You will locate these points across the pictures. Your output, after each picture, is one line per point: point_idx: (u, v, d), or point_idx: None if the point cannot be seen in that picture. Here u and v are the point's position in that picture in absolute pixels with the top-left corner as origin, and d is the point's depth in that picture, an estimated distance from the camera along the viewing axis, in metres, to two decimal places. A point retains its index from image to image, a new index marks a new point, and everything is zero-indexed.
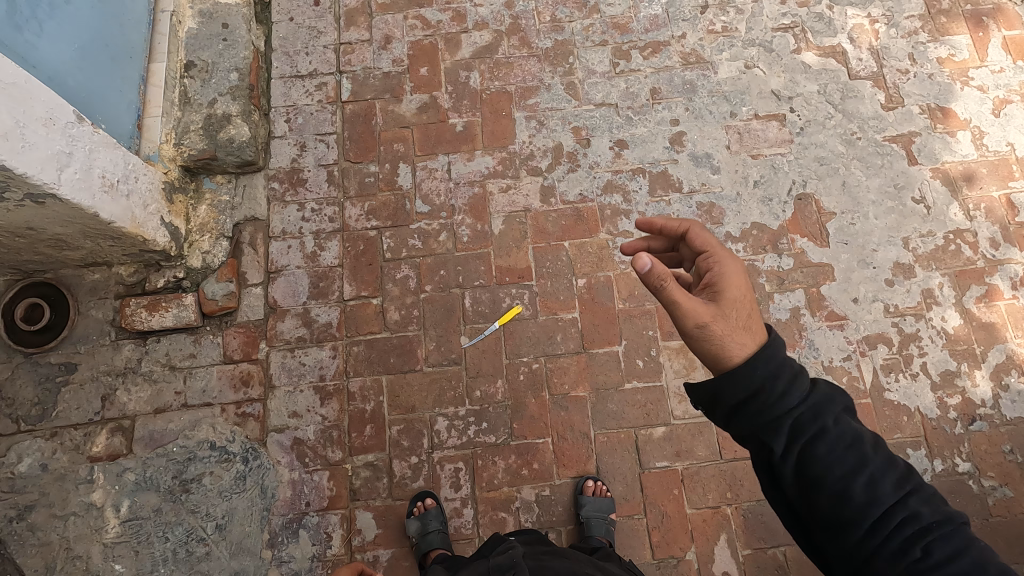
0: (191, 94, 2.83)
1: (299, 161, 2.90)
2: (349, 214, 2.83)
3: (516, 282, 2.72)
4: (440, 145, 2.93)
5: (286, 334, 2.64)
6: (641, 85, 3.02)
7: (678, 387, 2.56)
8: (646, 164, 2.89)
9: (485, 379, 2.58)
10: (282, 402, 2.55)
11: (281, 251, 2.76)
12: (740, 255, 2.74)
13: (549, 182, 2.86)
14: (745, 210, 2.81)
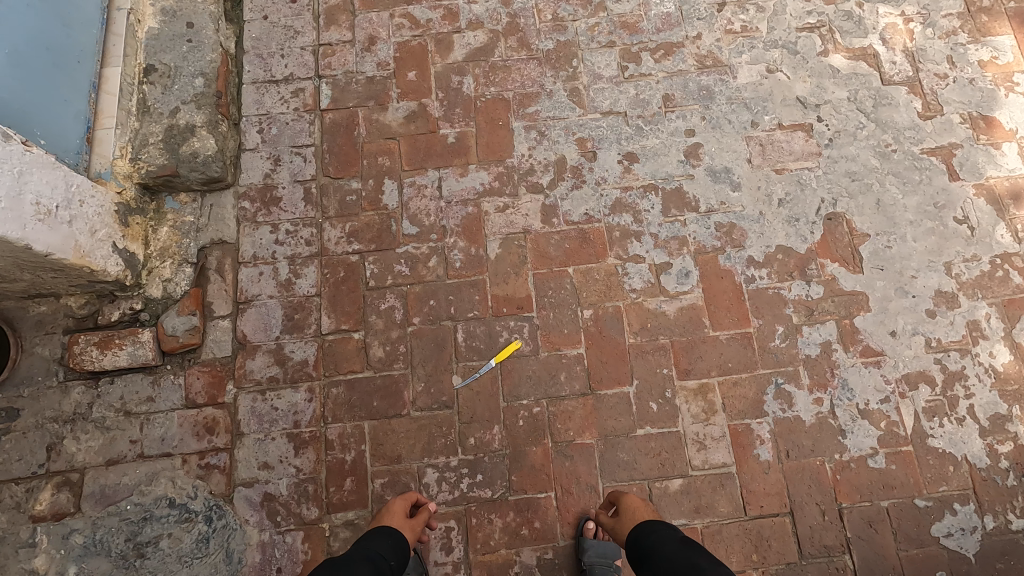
0: (151, 102, 2.53)
1: (272, 176, 2.60)
2: (328, 236, 2.54)
3: (514, 313, 2.43)
4: (430, 159, 2.64)
5: (256, 373, 2.35)
6: (652, 91, 2.73)
7: (697, 434, 2.29)
8: (659, 179, 2.60)
9: (479, 424, 2.30)
10: (250, 453, 2.26)
11: (251, 278, 2.47)
12: (763, 283, 2.46)
13: (552, 200, 2.58)
14: (769, 231, 2.53)
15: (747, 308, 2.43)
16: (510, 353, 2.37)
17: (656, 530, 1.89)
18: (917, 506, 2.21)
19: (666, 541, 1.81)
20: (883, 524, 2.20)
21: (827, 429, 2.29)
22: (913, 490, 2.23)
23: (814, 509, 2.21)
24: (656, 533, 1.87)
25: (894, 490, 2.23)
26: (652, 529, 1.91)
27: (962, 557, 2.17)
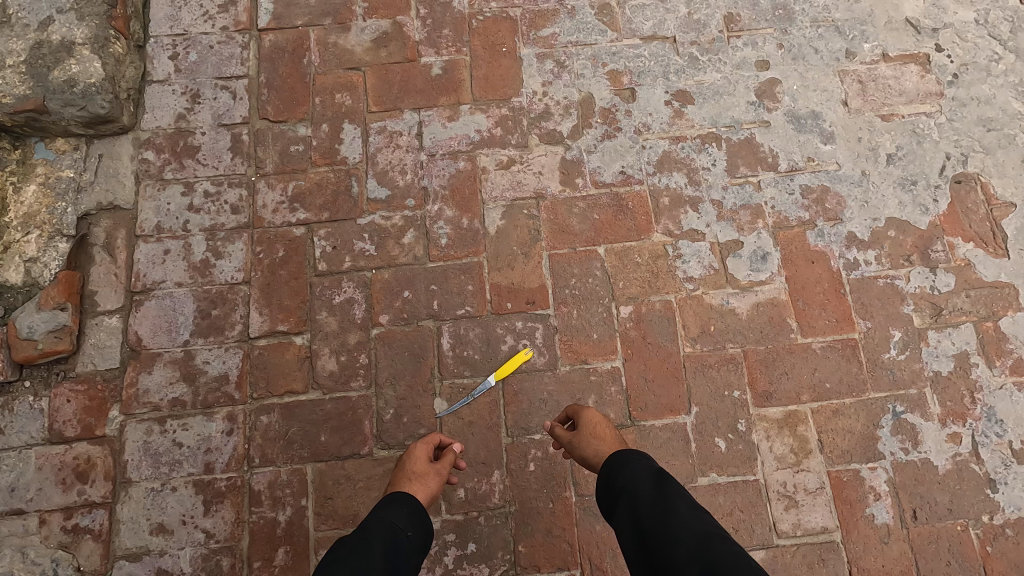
0: (12, 9, 1.79)
1: (188, 118, 1.88)
2: (263, 201, 1.82)
3: (523, 310, 1.73)
4: (407, 97, 1.92)
5: (153, 394, 1.64)
6: (710, 9, 2.01)
7: (783, 485, 1.60)
8: (722, 127, 1.89)
9: (472, 470, 1.60)
10: (140, 510, 1.56)
11: (153, 259, 1.76)
12: (871, 270, 1.76)
13: (574, 153, 1.86)
14: (875, 199, 1.82)
15: (850, 306, 1.73)
16: (515, 365, 1.66)
17: (624, 462, 1.29)
18: None
19: (645, 480, 1.23)
20: None
21: (969, 479, 1.60)
22: None
23: None
24: (625, 464, 1.28)
25: None
26: (621, 458, 1.31)
27: None
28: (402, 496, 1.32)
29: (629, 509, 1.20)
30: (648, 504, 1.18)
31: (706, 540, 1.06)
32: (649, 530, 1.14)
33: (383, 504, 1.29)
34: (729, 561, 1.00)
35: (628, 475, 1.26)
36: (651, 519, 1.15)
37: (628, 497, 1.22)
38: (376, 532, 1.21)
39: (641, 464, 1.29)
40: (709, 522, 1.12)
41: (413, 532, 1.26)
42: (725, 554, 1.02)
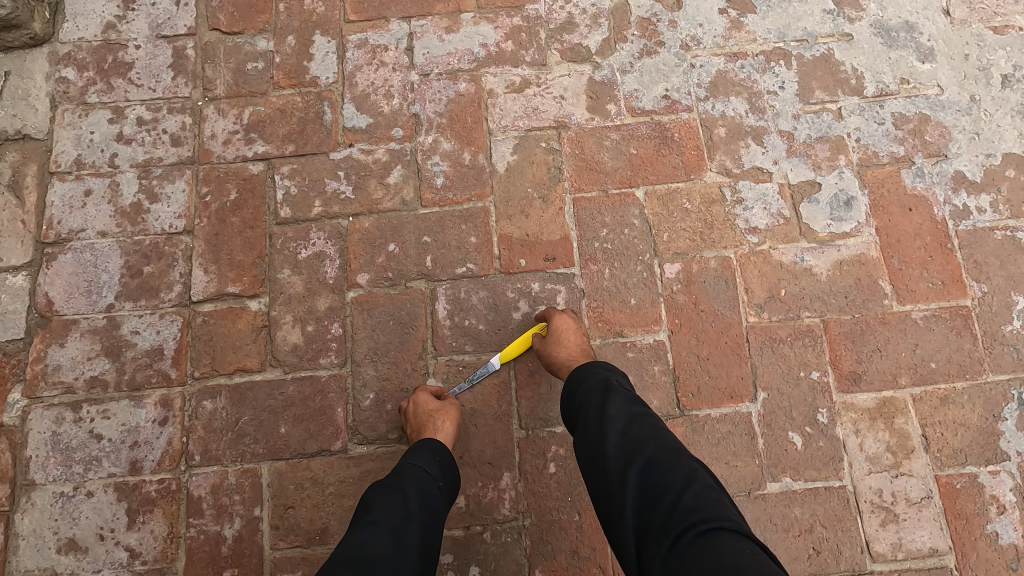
0: None
1: (118, 27, 1.49)
2: (211, 131, 1.44)
3: (540, 268, 1.35)
4: (394, 3, 1.52)
5: (66, 372, 1.28)
6: None
7: (878, 494, 1.23)
8: (793, 41, 1.50)
9: (475, 472, 1.24)
10: (45, 521, 1.21)
11: (70, 203, 1.38)
12: (986, 220, 1.38)
13: (605, 73, 1.47)
14: (988, 129, 1.44)
15: (960, 264, 1.35)
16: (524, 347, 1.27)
17: (579, 374, 1.10)
18: None
19: (596, 395, 1.05)
20: None
21: None
22: None
23: None
24: (577, 377, 1.10)
25: None
26: (578, 371, 1.12)
27: None
28: (433, 439, 1.13)
29: (579, 425, 1.03)
30: (595, 416, 1.02)
31: (652, 450, 0.93)
32: (592, 444, 0.99)
33: (413, 448, 1.10)
34: (674, 470, 0.89)
35: (580, 393, 1.08)
36: (598, 434, 0.99)
37: (580, 419, 1.04)
38: (410, 476, 1.04)
39: (594, 374, 1.09)
40: (656, 428, 0.98)
41: (444, 483, 1.09)
42: (672, 468, 0.89)
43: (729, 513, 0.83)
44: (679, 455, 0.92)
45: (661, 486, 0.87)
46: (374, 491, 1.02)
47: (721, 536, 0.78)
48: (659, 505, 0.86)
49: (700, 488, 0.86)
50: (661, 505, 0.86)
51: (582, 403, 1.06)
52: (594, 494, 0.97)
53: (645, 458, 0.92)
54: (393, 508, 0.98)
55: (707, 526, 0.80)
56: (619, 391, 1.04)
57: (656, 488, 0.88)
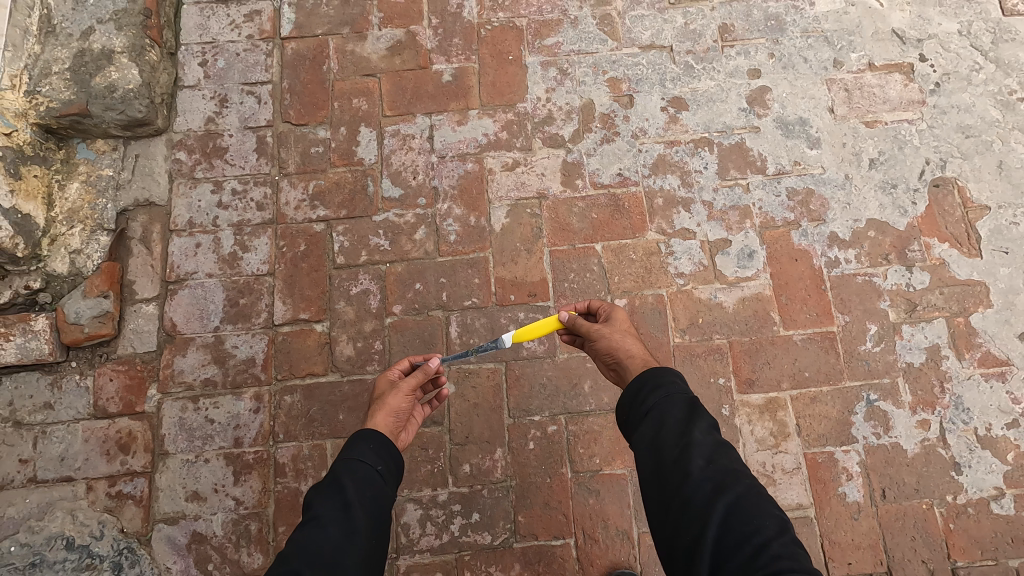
0: (57, 20, 1.94)
1: (217, 120, 2.03)
2: (286, 199, 1.97)
3: (525, 302, 1.87)
4: (420, 102, 2.05)
5: (188, 375, 1.80)
6: (705, 21, 2.12)
7: (762, 465, 1.74)
8: (715, 132, 2.01)
9: (477, 447, 1.75)
10: (176, 479, 1.72)
11: (186, 251, 1.91)
12: (851, 268, 1.88)
13: (575, 156, 1.99)
14: (857, 200, 1.94)
15: (829, 300, 1.86)
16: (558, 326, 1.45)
17: (661, 386, 1.18)
18: None
19: (676, 410, 1.14)
20: None
21: (936, 462, 1.74)
22: None
23: (919, 568, 1.67)
24: (660, 384, 1.18)
25: None
26: (659, 381, 1.19)
27: None
28: (368, 430, 1.23)
29: (652, 430, 1.13)
30: (677, 431, 1.11)
31: (736, 488, 1.02)
32: (673, 459, 1.08)
33: (350, 441, 1.20)
34: (757, 512, 0.99)
35: (658, 405, 1.16)
36: (680, 454, 1.08)
37: (659, 432, 1.12)
38: (348, 470, 1.15)
39: (676, 387, 1.18)
40: (737, 463, 1.08)
41: (384, 466, 1.19)
42: (757, 509, 1.00)
43: (806, 564, 0.93)
44: (759, 498, 1.02)
45: (747, 523, 0.97)
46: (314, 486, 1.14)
47: None
48: (744, 544, 0.95)
49: (781, 536, 0.96)
50: (746, 544, 0.95)
51: (661, 410, 1.15)
52: (664, 505, 1.06)
53: (732, 495, 1.02)
54: (333, 504, 1.10)
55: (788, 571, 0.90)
56: (702, 416, 1.13)
57: (739, 523, 0.98)
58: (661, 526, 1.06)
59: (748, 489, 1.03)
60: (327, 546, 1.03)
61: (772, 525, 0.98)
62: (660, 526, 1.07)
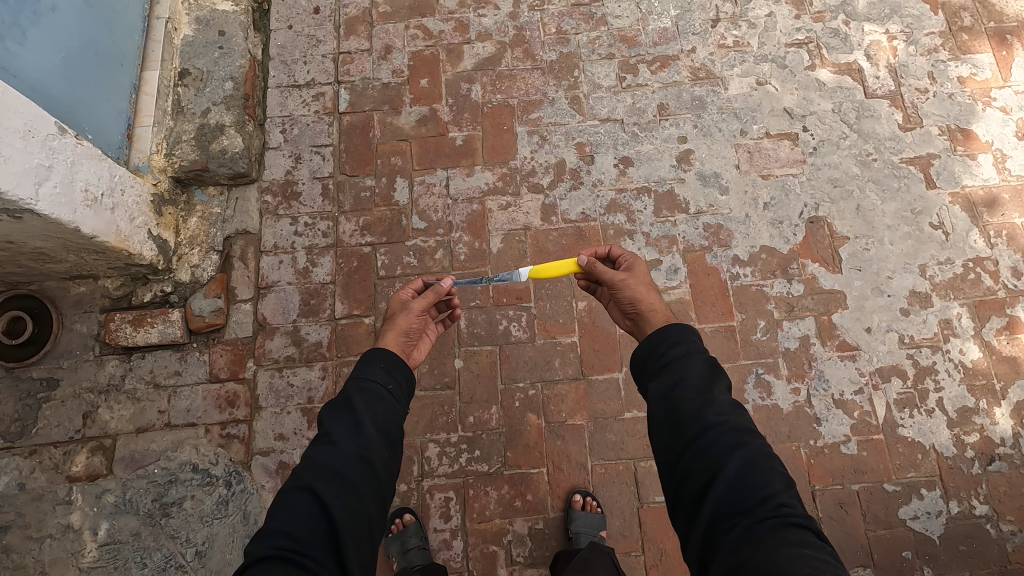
0: (185, 103, 2.75)
1: (293, 172, 2.81)
2: (343, 229, 2.74)
3: (514, 303, 2.60)
4: (439, 159, 2.83)
5: (275, 352, 2.55)
6: (648, 100, 2.90)
7: None
8: (653, 182, 2.78)
9: (479, 404, 2.48)
10: (268, 424, 2.46)
11: (272, 266, 2.67)
12: (747, 280, 2.63)
13: (551, 200, 2.76)
14: (753, 232, 2.69)
15: (731, 302, 2.60)
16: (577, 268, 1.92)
17: (685, 349, 1.43)
18: (886, 491, 2.36)
19: (695, 369, 1.39)
20: (853, 505, 2.35)
21: (804, 417, 2.45)
22: (882, 475, 2.38)
23: None
24: (685, 345, 1.43)
25: (865, 474, 2.38)
26: (683, 342, 1.44)
27: (927, 538, 2.31)
28: (376, 352, 1.69)
29: (672, 382, 1.37)
30: (697, 388, 1.35)
31: (748, 442, 1.26)
32: (693, 412, 1.31)
33: (362, 368, 1.64)
34: (766, 469, 1.22)
35: (677, 360, 1.41)
36: (699, 409, 1.31)
37: (682, 388, 1.35)
38: (357, 392, 1.57)
39: (698, 348, 1.44)
40: (746, 420, 1.32)
41: (392, 385, 1.64)
42: (766, 467, 1.22)
43: (797, 507, 1.18)
44: (768, 457, 1.25)
45: (756, 477, 1.20)
46: (327, 410, 1.55)
47: (798, 534, 1.13)
48: (753, 487, 1.18)
49: (782, 487, 1.20)
50: (756, 487, 1.19)
51: (684, 365, 1.40)
52: (681, 447, 1.29)
53: (746, 452, 1.23)
54: (342, 423, 1.50)
55: (789, 517, 1.15)
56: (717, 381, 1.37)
57: (751, 471, 1.21)
58: (677, 465, 1.29)
59: (759, 450, 1.25)
60: (334, 460, 1.42)
61: (779, 481, 1.21)
62: (674, 463, 1.30)
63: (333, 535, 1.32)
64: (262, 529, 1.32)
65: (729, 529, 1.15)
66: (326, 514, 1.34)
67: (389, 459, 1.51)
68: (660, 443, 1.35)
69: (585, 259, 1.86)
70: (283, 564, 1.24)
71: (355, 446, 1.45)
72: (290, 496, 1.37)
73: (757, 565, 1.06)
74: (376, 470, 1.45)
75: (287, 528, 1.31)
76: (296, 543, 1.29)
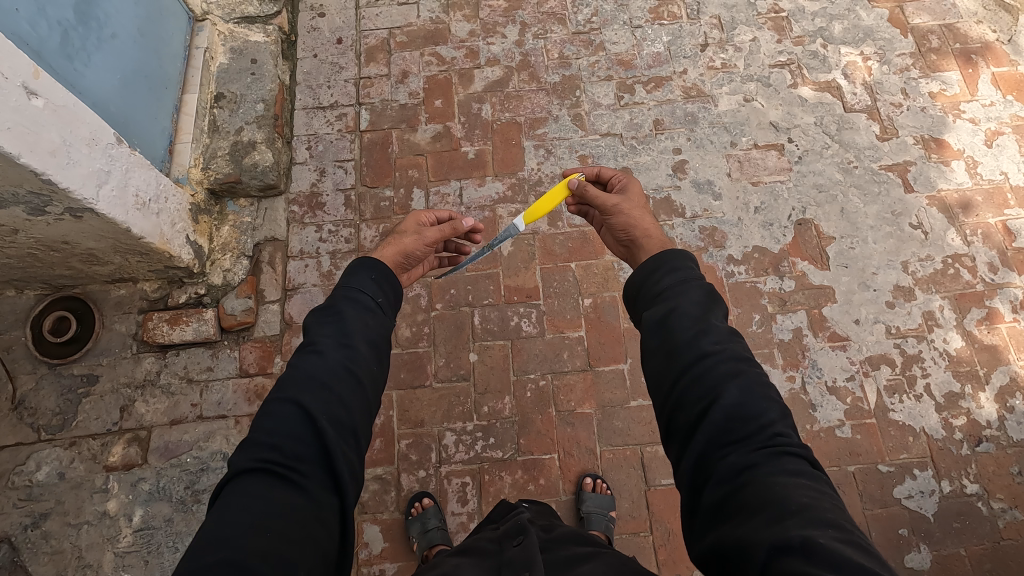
0: (220, 122, 2.99)
1: (318, 185, 3.04)
2: (364, 235, 2.95)
3: (524, 301, 2.78)
4: (453, 171, 3.07)
5: None
6: (644, 116, 3.15)
7: None
8: (651, 190, 2.99)
9: (492, 394, 2.63)
10: None
11: (298, 269, 2.87)
12: (741, 278, 2.82)
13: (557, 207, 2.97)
14: (746, 234, 2.90)
15: (727, 298, 2.78)
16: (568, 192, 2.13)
17: (682, 279, 1.52)
18: (880, 471, 2.50)
19: (691, 296, 1.47)
20: (849, 486, 2.48)
21: (799, 403, 2.60)
22: (876, 456, 2.52)
23: None
24: (681, 274, 1.52)
25: (860, 456, 2.52)
26: (679, 270, 1.54)
27: (922, 516, 2.43)
28: (369, 261, 1.66)
29: (667, 309, 1.45)
30: (693, 317, 1.43)
31: (745, 371, 1.33)
32: (689, 337, 1.39)
33: (352, 278, 1.60)
34: (762, 399, 1.29)
35: (672, 286, 1.51)
36: (695, 337, 1.39)
37: (678, 314, 1.43)
38: (347, 302, 1.53)
39: (693, 275, 1.54)
40: (742, 349, 1.39)
41: (382, 299, 1.61)
42: (762, 397, 1.29)
43: (792, 437, 1.26)
44: (763, 387, 1.32)
45: (754, 407, 1.27)
46: (316, 317, 1.51)
47: (792, 463, 1.20)
48: (749, 416, 1.26)
49: (779, 417, 1.28)
50: (752, 417, 1.26)
51: (681, 295, 1.48)
52: (676, 373, 1.36)
53: (743, 381, 1.31)
54: None
55: (784, 445, 1.23)
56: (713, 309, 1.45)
57: (748, 400, 1.28)
58: (672, 392, 1.36)
59: (756, 380, 1.32)
60: (321, 371, 1.38)
61: (774, 410, 1.28)
62: (669, 391, 1.37)
63: (322, 449, 1.29)
64: (248, 440, 1.29)
65: (725, 456, 1.23)
66: (314, 429, 1.30)
67: (376, 372, 1.48)
68: (655, 372, 1.42)
69: (577, 182, 2.05)
70: (266, 475, 1.22)
71: (343, 358, 1.42)
72: (274, 408, 1.32)
73: (753, 494, 1.14)
74: (363, 382, 1.42)
75: (271, 442, 1.27)
76: (282, 456, 1.25)
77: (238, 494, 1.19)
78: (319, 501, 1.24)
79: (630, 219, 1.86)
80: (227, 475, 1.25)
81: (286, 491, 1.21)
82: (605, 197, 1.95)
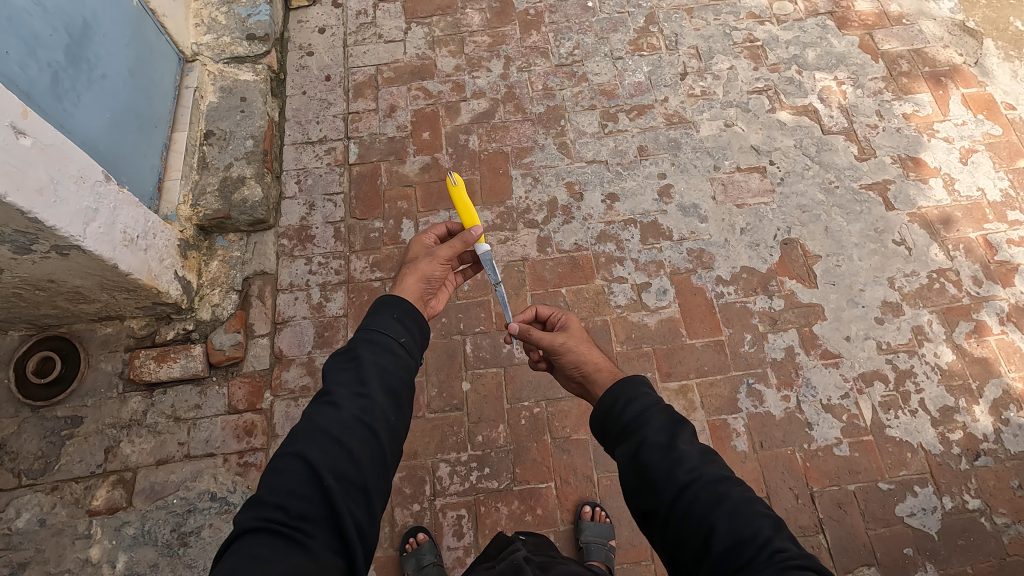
0: (209, 159, 3.01)
1: (308, 219, 3.05)
2: (354, 266, 2.95)
3: None
4: (442, 202, 3.09)
5: (290, 382, 2.69)
6: (629, 143, 3.21)
7: None
8: (638, 215, 3.03)
9: (486, 423, 2.59)
10: None
11: (288, 302, 2.86)
12: (730, 298, 2.83)
13: (546, 233, 3.00)
14: (733, 255, 2.93)
15: (718, 319, 2.79)
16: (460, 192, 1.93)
17: (640, 403, 1.49)
18: (881, 489, 2.47)
19: (654, 425, 1.43)
20: (851, 505, 2.45)
21: (796, 422, 2.59)
22: (875, 474, 2.49)
23: (788, 493, 2.47)
24: (638, 403, 1.48)
25: (859, 474, 2.49)
26: (635, 397, 1.50)
27: (925, 534, 2.39)
28: (392, 300, 1.66)
29: (635, 444, 1.41)
30: (662, 445, 1.38)
31: (727, 492, 1.29)
32: (664, 469, 1.34)
33: (376, 318, 1.61)
34: (753, 517, 1.24)
35: (633, 417, 1.46)
36: (670, 467, 1.34)
37: (645, 449, 1.39)
38: (365, 345, 1.52)
39: (648, 398, 1.50)
40: (718, 468, 1.35)
41: (406, 339, 1.59)
42: (752, 514, 1.25)
43: (794, 548, 1.20)
44: (751, 504, 1.27)
45: (747, 528, 1.22)
46: (335, 362, 1.50)
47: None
48: (744, 540, 1.21)
49: (773, 531, 1.23)
50: (748, 539, 1.21)
51: (644, 426, 1.43)
52: (664, 514, 1.31)
53: (730, 505, 1.26)
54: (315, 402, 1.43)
55: (790, 559, 1.16)
56: (680, 429, 1.42)
57: (739, 523, 1.23)
58: (666, 531, 1.31)
59: (742, 499, 1.28)
60: (333, 423, 1.36)
61: (768, 528, 1.23)
62: (664, 532, 1.32)
63: (330, 508, 1.25)
64: (253, 498, 1.26)
65: None
66: (321, 485, 1.27)
67: (394, 421, 1.44)
68: (644, 513, 1.37)
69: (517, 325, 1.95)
70: (271, 536, 1.20)
71: (357, 408, 1.39)
72: (281, 464, 1.30)
73: None
74: (378, 434, 1.39)
75: (277, 501, 1.25)
76: (287, 516, 1.23)
77: (241, 556, 1.16)
78: (323, 562, 1.20)
79: (579, 356, 1.80)
80: (232, 534, 1.22)
81: (290, 554, 1.18)
82: (549, 335, 1.88)
